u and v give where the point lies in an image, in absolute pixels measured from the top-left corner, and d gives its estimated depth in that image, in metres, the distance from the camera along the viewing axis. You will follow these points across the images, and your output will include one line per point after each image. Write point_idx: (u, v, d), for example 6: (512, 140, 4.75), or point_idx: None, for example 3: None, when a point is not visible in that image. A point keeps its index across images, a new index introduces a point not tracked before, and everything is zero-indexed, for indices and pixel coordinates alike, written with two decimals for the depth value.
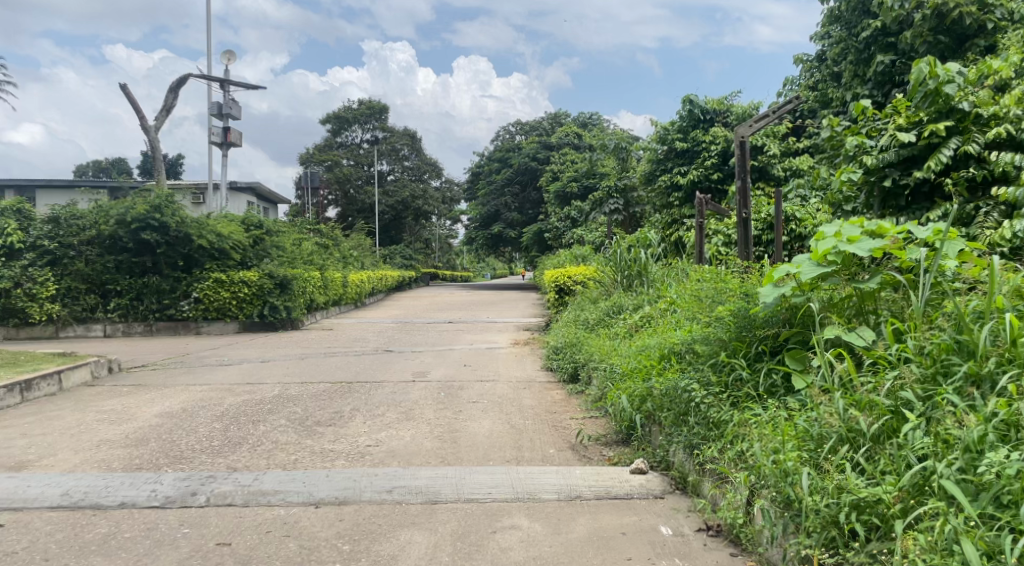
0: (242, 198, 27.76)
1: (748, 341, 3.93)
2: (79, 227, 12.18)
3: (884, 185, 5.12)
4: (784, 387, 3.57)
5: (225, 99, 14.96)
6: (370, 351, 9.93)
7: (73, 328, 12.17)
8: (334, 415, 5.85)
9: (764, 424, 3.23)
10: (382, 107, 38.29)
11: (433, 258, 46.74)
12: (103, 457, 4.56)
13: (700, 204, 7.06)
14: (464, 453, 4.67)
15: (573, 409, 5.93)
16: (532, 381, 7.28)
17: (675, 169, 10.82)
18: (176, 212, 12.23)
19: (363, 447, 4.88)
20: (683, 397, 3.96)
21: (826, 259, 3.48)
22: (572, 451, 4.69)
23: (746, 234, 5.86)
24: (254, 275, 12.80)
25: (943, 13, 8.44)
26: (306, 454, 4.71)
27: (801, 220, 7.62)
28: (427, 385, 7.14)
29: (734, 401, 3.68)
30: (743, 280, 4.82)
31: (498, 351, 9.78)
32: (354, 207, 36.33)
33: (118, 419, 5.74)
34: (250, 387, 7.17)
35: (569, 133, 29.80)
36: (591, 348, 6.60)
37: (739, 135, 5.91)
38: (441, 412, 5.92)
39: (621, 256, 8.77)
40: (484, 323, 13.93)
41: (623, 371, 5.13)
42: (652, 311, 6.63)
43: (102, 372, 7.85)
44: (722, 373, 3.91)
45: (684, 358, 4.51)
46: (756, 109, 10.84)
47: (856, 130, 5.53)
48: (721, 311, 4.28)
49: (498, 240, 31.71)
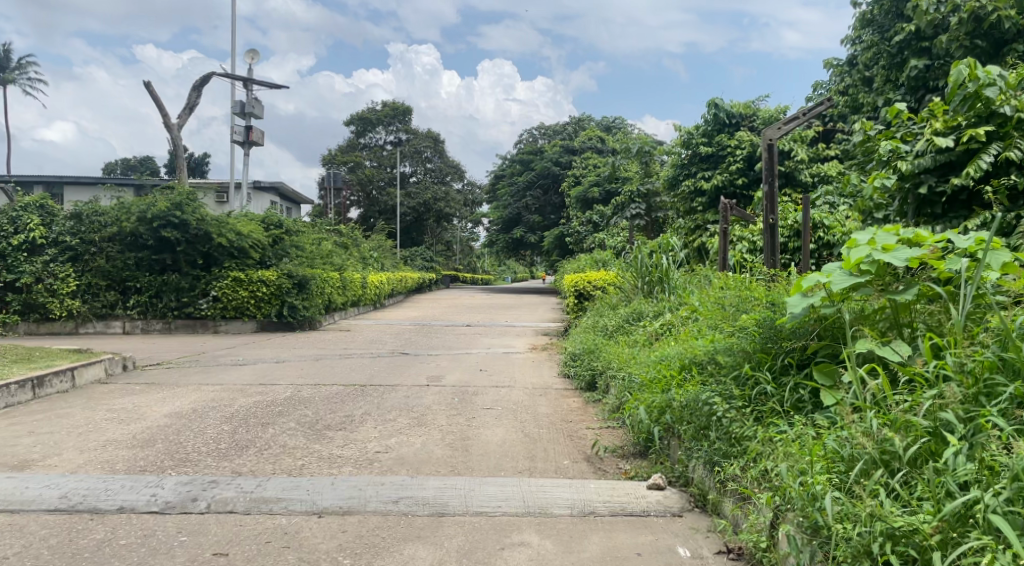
0: (265, 198, 27.95)
1: (773, 353, 3.72)
2: (100, 224, 12.25)
3: (919, 192, 4.86)
4: (812, 403, 3.37)
5: (248, 98, 14.99)
6: (386, 353, 9.84)
7: (93, 324, 12.25)
8: (345, 419, 5.73)
9: (792, 444, 3.02)
10: (406, 109, 38.38)
11: (454, 260, 46.76)
12: (108, 457, 4.48)
13: (725, 209, 6.85)
14: (475, 462, 4.52)
15: (589, 418, 5.76)
16: (548, 388, 7.11)
17: (699, 174, 10.60)
18: (196, 209, 12.24)
19: (372, 454, 4.75)
20: (704, 410, 3.76)
21: (859, 268, 3.27)
22: (587, 462, 4.51)
23: (773, 241, 5.65)
24: (273, 275, 12.77)
25: (980, 17, 8.13)
26: (313, 460, 4.60)
27: (829, 227, 7.37)
28: (442, 390, 7.00)
29: (758, 416, 3.49)
30: (769, 289, 4.61)
31: (515, 356, 9.62)
32: (376, 208, 36.42)
33: (126, 418, 5.67)
34: (263, 388, 7.08)
35: (593, 137, 29.57)
36: (609, 356, 6.42)
37: (766, 138, 5.70)
38: (454, 418, 5.78)
39: (643, 261, 8.57)
40: (502, 327, 13.78)
41: (641, 381, 4.94)
42: (674, 319, 6.43)
43: (116, 369, 7.82)
44: (746, 386, 3.71)
45: (705, 369, 4.31)
46: (784, 113, 10.59)
47: (890, 134, 5.30)
48: (745, 322, 4.09)
49: (519, 243, 31.57)
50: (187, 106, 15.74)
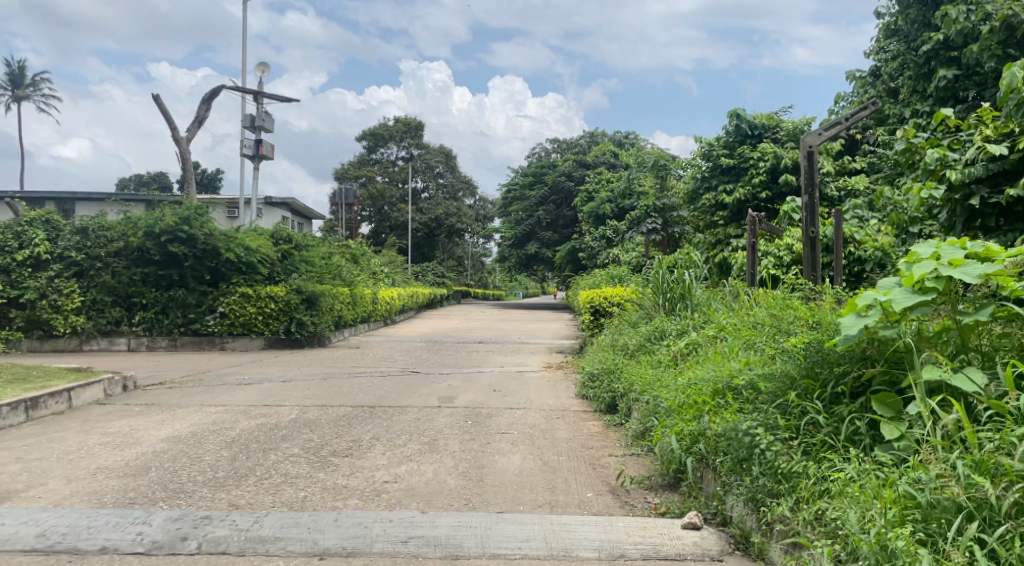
0: (276, 213, 27.91)
1: (823, 380, 3.36)
2: (107, 239, 12.04)
3: (970, 204, 4.41)
4: (871, 437, 2.99)
5: (258, 112, 14.83)
6: (396, 372, 9.51)
7: (97, 341, 12.05)
8: (352, 444, 5.41)
9: (854, 485, 2.65)
10: (418, 125, 38.30)
11: (465, 276, 46.59)
12: (96, 488, 4.26)
13: (752, 222, 6.51)
14: (491, 495, 4.16)
15: (611, 444, 5.39)
16: (565, 410, 6.75)
17: (720, 187, 10.25)
18: (205, 224, 12.11)
19: (380, 484, 4.41)
20: (743, 441, 3.39)
21: (921, 286, 2.90)
22: (612, 495, 4.16)
23: (813, 256, 5.32)
24: (281, 291, 12.55)
25: (1013, 25, 7.64)
26: (317, 491, 4.27)
27: (860, 242, 6.92)
28: (454, 412, 6.66)
29: (807, 450, 3.13)
30: (811, 307, 4.25)
31: (530, 375, 9.26)
32: (387, 223, 36.28)
33: (121, 442, 5.46)
34: (266, 409, 6.79)
35: (606, 152, 29.26)
36: (631, 377, 6.04)
37: (806, 144, 5.36)
38: (468, 443, 5.43)
39: (663, 277, 8.19)
40: (516, 343, 13.42)
41: (669, 406, 4.57)
42: (699, 338, 6.06)
43: (116, 390, 7.57)
44: (792, 415, 3.34)
45: (743, 396, 3.96)
46: (808, 125, 10.23)
47: (936, 141, 4.83)
48: (788, 345, 3.74)
49: (532, 259, 31.25)
50: (197, 119, 15.59)
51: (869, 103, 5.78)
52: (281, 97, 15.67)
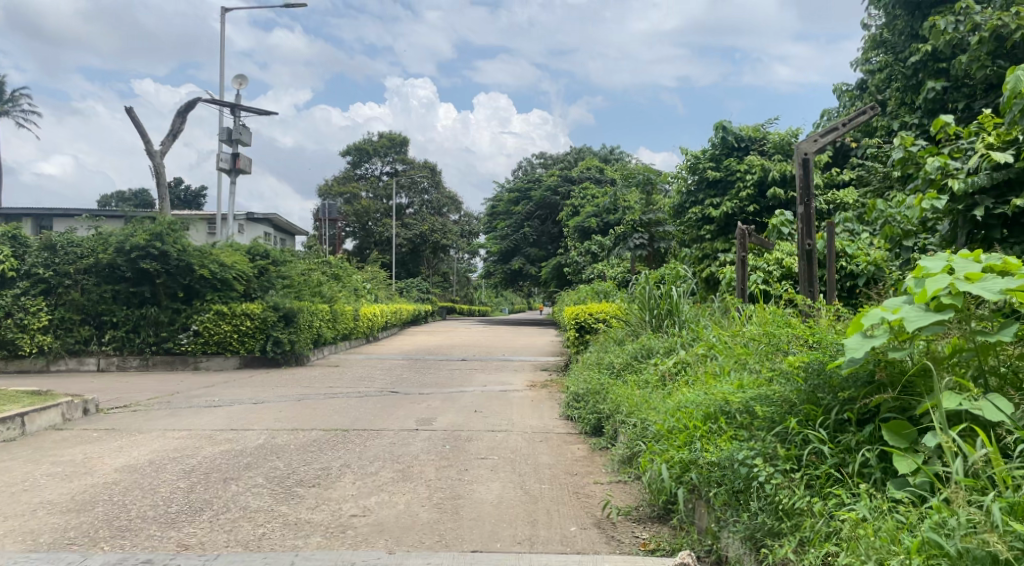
0: (258, 229, 27.49)
1: (825, 407, 3.08)
2: (76, 255, 11.65)
3: (974, 215, 4.15)
4: (882, 470, 2.70)
5: (235, 125, 14.51)
6: (374, 392, 9.15)
7: (65, 361, 11.61)
8: (320, 473, 5.06)
9: (867, 527, 2.35)
10: (403, 140, 38.13)
11: (451, 292, 46.24)
12: (34, 527, 3.91)
13: (742, 235, 6.25)
14: (466, 531, 3.84)
15: (596, 470, 5.07)
16: (549, 432, 6.43)
17: (707, 201, 10.02)
18: (178, 240, 11.78)
19: (346, 519, 4.07)
20: (741, 473, 3.11)
21: (934, 303, 2.63)
22: (598, 529, 3.83)
23: (809, 270, 5.13)
24: (257, 308, 12.15)
25: (1002, 36, 7.47)
26: (277, 527, 3.92)
27: (853, 256, 6.70)
28: (432, 435, 6.31)
29: (812, 484, 2.83)
30: (807, 324, 3.97)
31: (514, 394, 8.93)
32: (371, 239, 35.86)
33: (72, 473, 5.08)
34: (233, 434, 6.40)
35: (591, 167, 29.14)
36: (617, 398, 5.73)
37: (801, 151, 5.14)
38: (445, 471, 5.10)
39: (649, 293, 7.92)
40: (499, 361, 13.08)
41: (657, 431, 4.28)
42: (689, 357, 5.78)
43: (75, 414, 7.17)
44: (793, 445, 3.04)
45: (736, 422, 3.67)
46: (795, 137, 10.05)
47: (936, 150, 4.59)
48: (786, 367, 3.47)
49: (518, 274, 30.95)
50: (171, 132, 15.22)
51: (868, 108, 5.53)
52: (259, 110, 15.34)
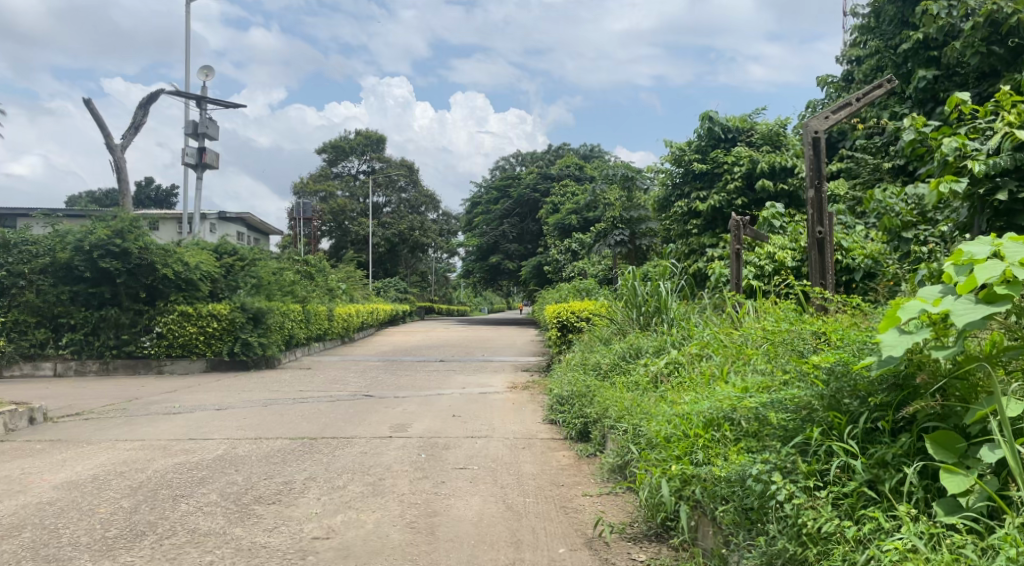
0: (229, 227, 26.78)
1: (850, 414, 2.70)
2: (32, 254, 11.09)
3: (998, 199, 3.83)
4: (924, 489, 2.35)
5: (202, 118, 13.92)
6: (347, 395, 8.68)
7: (20, 366, 10.98)
8: (282, 488, 4.59)
9: (922, 561, 1.98)
10: (379, 138, 37.53)
11: (430, 291, 45.62)
12: None
13: (736, 227, 5.89)
14: (441, 555, 3.40)
15: (583, 480, 4.67)
16: (532, 438, 6.01)
17: (693, 194, 9.66)
18: (141, 237, 11.10)
19: (307, 542, 3.61)
20: (755, 490, 2.70)
21: (987, 296, 2.24)
22: (590, 551, 3.42)
23: (821, 260, 4.86)
24: (224, 308, 11.59)
25: (998, 21, 7.17)
26: (227, 554, 3.46)
27: (849, 249, 6.36)
28: (406, 444, 5.85)
29: (839, 505, 2.44)
30: (822, 321, 3.60)
31: (494, 396, 8.50)
32: (347, 238, 35.14)
33: (4, 491, 4.57)
34: (190, 445, 5.90)
35: (570, 165, 28.70)
36: (606, 401, 5.32)
37: (811, 130, 4.80)
38: (419, 483, 4.66)
39: (637, 290, 7.55)
40: (478, 361, 12.63)
41: (652, 439, 3.86)
42: (682, 357, 5.41)
43: (19, 424, 6.61)
44: (815, 460, 2.66)
45: (744, 431, 3.27)
46: (783, 128, 9.77)
47: (951, 130, 4.25)
48: (803, 369, 3.09)
49: (497, 272, 30.47)
50: (133, 125, 14.57)
51: (879, 84, 5.19)
52: (226, 103, 14.75)
